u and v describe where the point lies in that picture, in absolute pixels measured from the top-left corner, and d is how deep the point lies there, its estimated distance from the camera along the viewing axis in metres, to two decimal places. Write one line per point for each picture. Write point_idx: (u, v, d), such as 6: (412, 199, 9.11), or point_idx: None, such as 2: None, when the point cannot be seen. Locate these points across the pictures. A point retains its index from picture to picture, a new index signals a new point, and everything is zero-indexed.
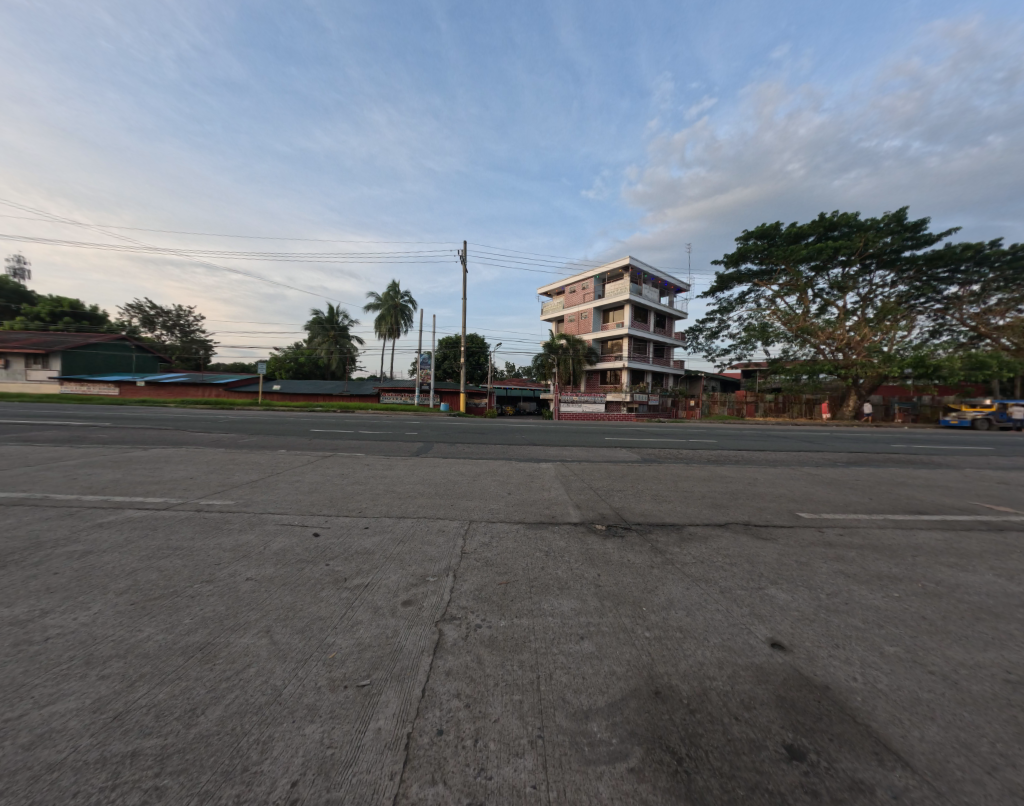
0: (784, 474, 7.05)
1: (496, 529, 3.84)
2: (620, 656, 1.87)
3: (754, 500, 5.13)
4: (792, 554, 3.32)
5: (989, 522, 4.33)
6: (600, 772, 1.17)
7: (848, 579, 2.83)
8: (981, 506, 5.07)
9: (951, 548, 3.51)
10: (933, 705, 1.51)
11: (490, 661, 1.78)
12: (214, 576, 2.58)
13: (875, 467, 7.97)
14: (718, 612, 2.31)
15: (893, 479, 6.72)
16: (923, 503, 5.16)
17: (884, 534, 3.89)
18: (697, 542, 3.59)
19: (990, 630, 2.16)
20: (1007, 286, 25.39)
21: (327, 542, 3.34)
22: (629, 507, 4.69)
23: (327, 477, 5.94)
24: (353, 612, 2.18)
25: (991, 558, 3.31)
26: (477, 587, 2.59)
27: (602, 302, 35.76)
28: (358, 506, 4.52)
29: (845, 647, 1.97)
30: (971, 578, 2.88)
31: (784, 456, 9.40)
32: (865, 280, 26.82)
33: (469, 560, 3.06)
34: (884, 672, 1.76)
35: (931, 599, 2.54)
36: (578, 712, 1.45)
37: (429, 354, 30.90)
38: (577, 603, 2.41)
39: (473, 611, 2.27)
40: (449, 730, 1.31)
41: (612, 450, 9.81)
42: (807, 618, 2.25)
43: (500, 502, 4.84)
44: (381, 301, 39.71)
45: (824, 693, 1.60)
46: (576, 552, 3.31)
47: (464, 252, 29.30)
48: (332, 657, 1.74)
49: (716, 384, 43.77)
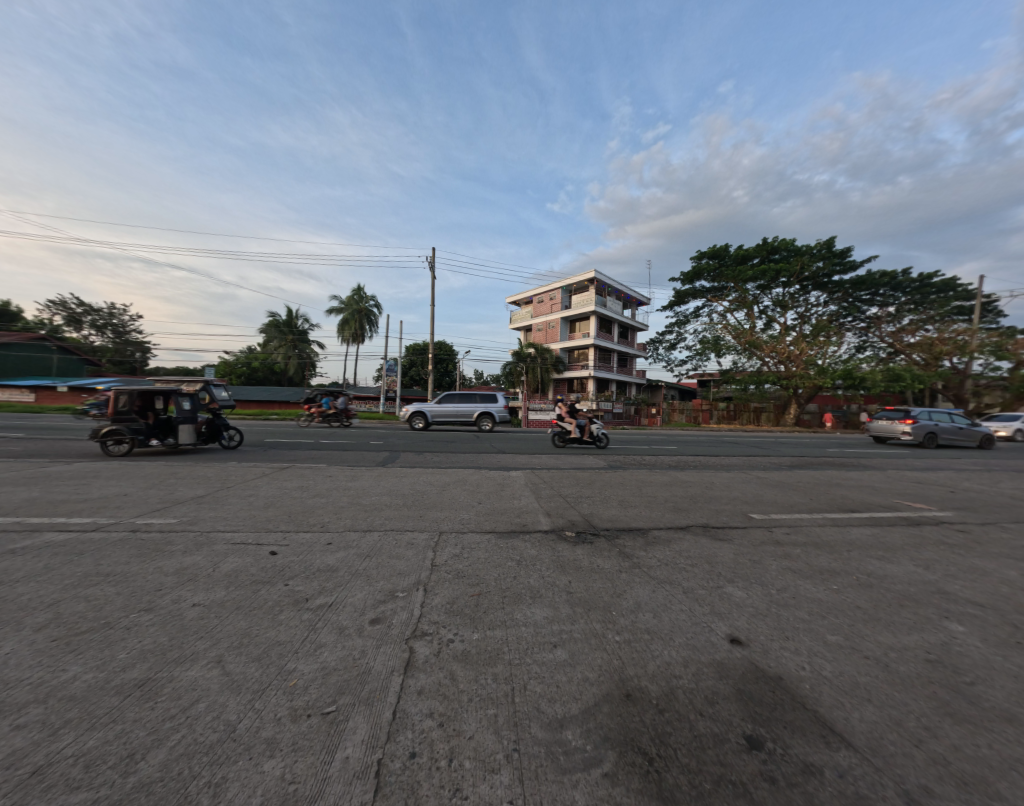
0: (738, 477, 7.60)
1: (467, 540, 3.77)
2: (592, 661, 1.90)
3: (712, 503, 5.45)
4: (745, 553, 3.56)
5: (908, 517, 4.94)
6: (576, 780, 1.18)
7: (794, 575, 3.07)
8: (902, 503, 5.74)
9: (878, 542, 3.93)
10: (868, 687, 1.68)
11: (463, 677, 1.74)
12: (154, 604, 2.33)
13: (816, 469, 8.79)
14: (681, 613, 2.42)
15: (831, 480, 7.46)
16: (854, 502, 5.75)
17: (822, 531, 4.28)
18: (662, 545, 3.74)
19: (912, 614, 2.44)
20: (916, 309, 29.10)
21: (286, 561, 3.13)
22: (597, 513, 4.81)
23: (285, 491, 5.57)
24: (317, 634, 2.06)
25: (909, 549, 3.75)
26: (448, 601, 2.54)
27: (568, 313, 36.66)
28: (320, 521, 4.27)
29: (793, 638, 2.14)
30: (895, 568, 3.25)
31: (738, 460, 10.17)
32: (802, 300, 29.54)
33: (439, 573, 2.99)
34: (827, 659, 1.92)
35: (864, 590, 2.82)
36: (552, 721, 1.46)
37: (396, 361, 30.22)
38: (549, 611, 2.43)
39: (445, 626, 2.22)
40: (422, 752, 1.27)
41: (580, 457, 10.02)
42: (761, 613, 2.42)
43: (470, 512, 4.78)
44: (345, 305, 38.37)
45: (777, 683, 1.72)
46: (548, 560, 3.33)
47: (430, 259, 29.10)
48: (293, 686, 1.62)
49: (674, 393, 46.15)
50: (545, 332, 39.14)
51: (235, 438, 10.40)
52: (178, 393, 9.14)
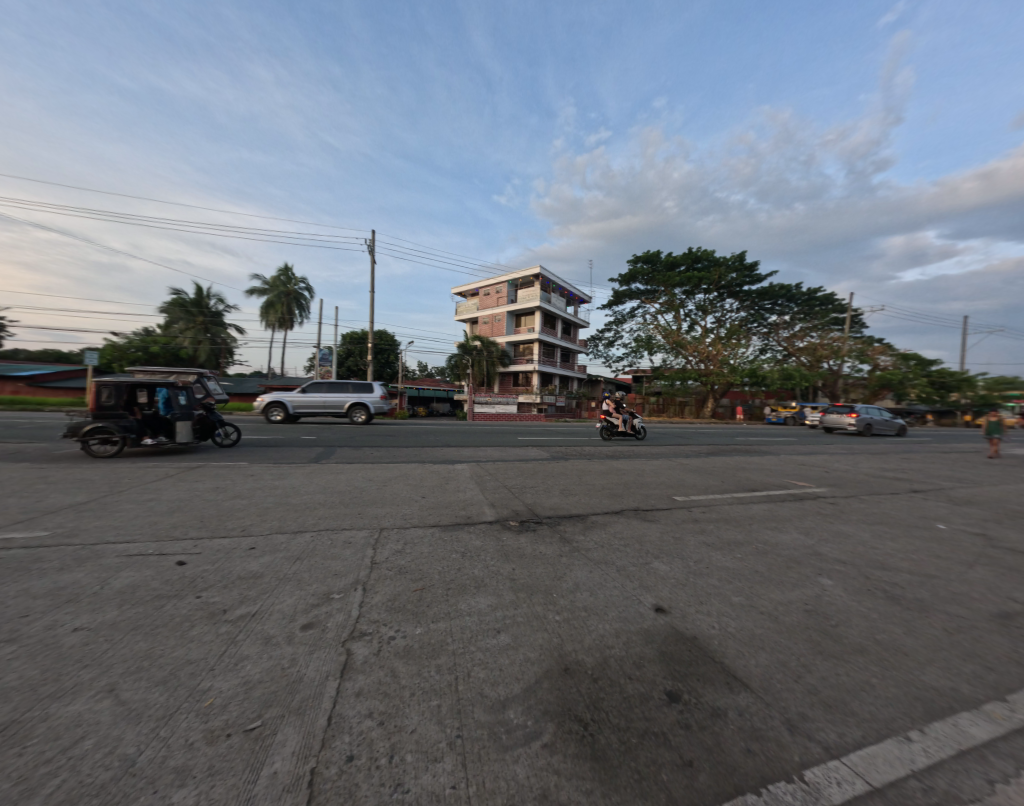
0: (664, 463, 8.41)
1: (409, 535, 3.67)
2: (534, 642, 1.99)
3: (642, 487, 5.97)
4: (670, 530, 3.97)
5: (793, 493, 5.91)
6: (518, 754, 1.24)
7: (708, 547, 3.51)
8: (790, 481, 6.84)
9: (771, 515, 4.65)
10: (761, 637, 2.00)
11: (405, 673, 1.71)
12: (15, 633, 1.90)
13: (726, 455, 10.07)
14: (614, 588, 2.63)
15: (738, 464, 8.60)
16: (755, 482, 6.70)
17: (730, 508, 4.94)
18: (599, 528, 4.01)
19: (795, 573, 2.94)
20: (804, 319, 34.37)
21: (198, 571, 2.76)
22: (540, 502, 4.99)
23: (196, 493, 4.90)
24: (237, 648, 1.86)
25: (793, 519, 4.50)
26: (389, 598, 2.45)
27: (514, 307, 36.96)
28: (241, 524, 3.83)
29: (706, 602, 2.45)
30: (783, 536, 3.87)
31: (665, 449, 11.23)
32: (719, 306, 33.22)
33: (379, 571, 2.87)
34: (732, 617, 2.24)
35: (761, 555, 3.32)
36: (495, 703, 1.50)
37: (330, 350, 27.98)
38: (493, 599, 2.47)
39: (386, 624, 2.15)
40: (360, 754, 1.22)
41: (524, 449, 10.27)
42: (681, 583, 2.73)
43: (414, 506, 4.66)
44: (269, 286, 34.39)
45: (693, 643, 1.96)
46: (492, 549, 3.38)
47: (369, 242, 27.16)
48: (208, 706, 1.45)
49: (611, 387, 49.29)
50: (492, 325, 39.09)
51: (230, 436, 9.57)
52: (169, 387, 8.06)
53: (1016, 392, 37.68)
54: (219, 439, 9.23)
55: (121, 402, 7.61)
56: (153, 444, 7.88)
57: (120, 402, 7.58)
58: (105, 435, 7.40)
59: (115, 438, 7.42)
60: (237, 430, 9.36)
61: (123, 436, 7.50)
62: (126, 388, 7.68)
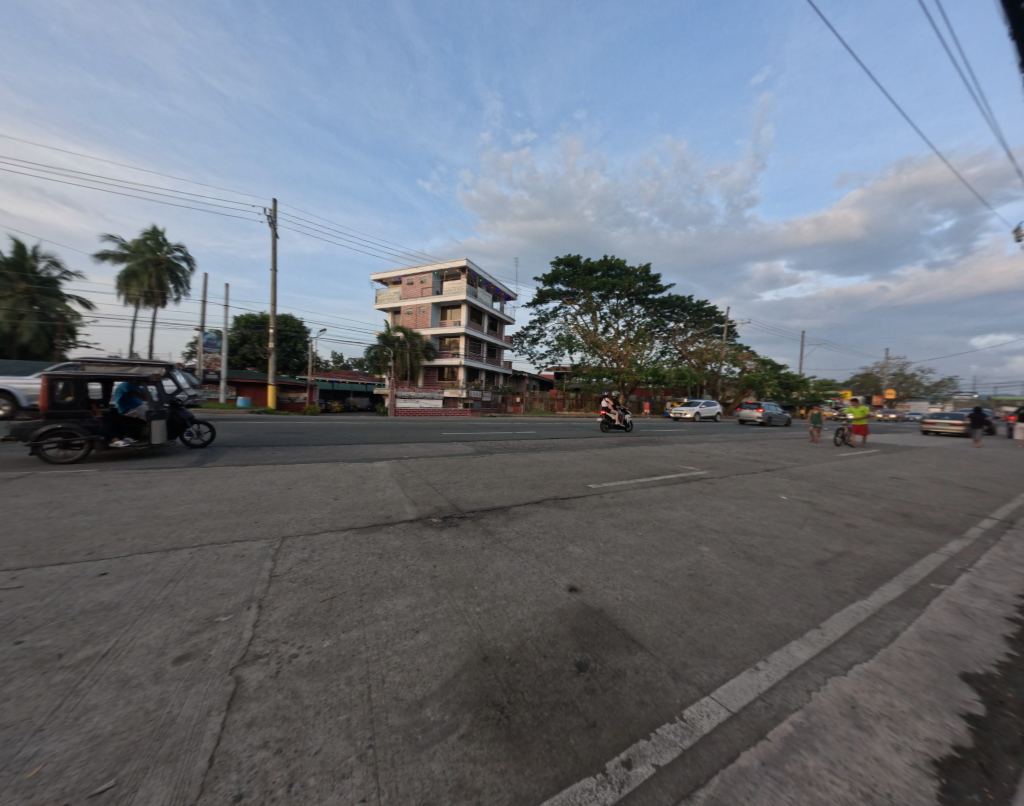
0: (581, 454, 9.09)
1: (318, 541, 3.34)
2: (453, 636, 1.98)
3: (561, 477, 6.37)
4: (584, 515, 4.32)
5: (683, 475, 6.91)
6: (433, 751, 1.22)
7: (615, 528, 3.91)
8: (681, 466, 7.99)
9: (666, 495, 5.38)
10: (655, 602, 2.31)
11: (309, 691, 1.55)
12: None
13: (632, 445, 11.30)
14: (533, 575, 2.76)
15: (641, 452, 9.73)
16: (654, 467, 7.66)
17: (634, 491, 5.57)
18: (520, 518, 4.16)
19: (682, 544, 3.45)
20: (694, 327, 40.10)
21: (14, 611, 2.12)
22: (464, 496, 4.98)
23: (14, 512, 3.76)
24: (76, 699, 1.48)
25: (682, 498, 5.27)
26: (291, 612, 2.20)
27: (440, 299, 35.94)
28: (87, 547, 3.06)
29: (611, 576, 2.73)
30: (674, 513, 4.51)
31: (582, 441, 12.11)
32: (629, 312, 36.84)
33: (280, 583, 2.56)
34: (633, 587, 2.54)
35: (657, 531, 3.82)
36: (411, 705, 1.46)
37: (218, 334, 23.82)
38: (412, 599, 2.40)
39: (287, 641, 1.92)
40: (251, 791, 1.07)
41: (449, 444, 10.12)
42: (592, 562, 3.00)
43: (325, 509, 4.26)
44: (129, 251, 27.76)
45: (600, 615, 2.17)
46: (413, 548, 3.27)
47: (270, 212, 23.66)
48: (27, 779, 1.12)
49: (535, 383, 51.33)
50: (416, 316, 37.42)
51: (204, 435, 8.51)
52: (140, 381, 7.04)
53: (830, 391, 49.56)
54: (191, 438, 8.19)
55: (81, 399, 6.49)
56: (125, 446, 6.85)
57: (77, 398, 6.45)
58: (63, 438, 6.30)
59: (79, 440, 6.34)
60: (212, 427, 8.42)
61: (88, 437, 6.41)
62: (85, 383, 6.57)
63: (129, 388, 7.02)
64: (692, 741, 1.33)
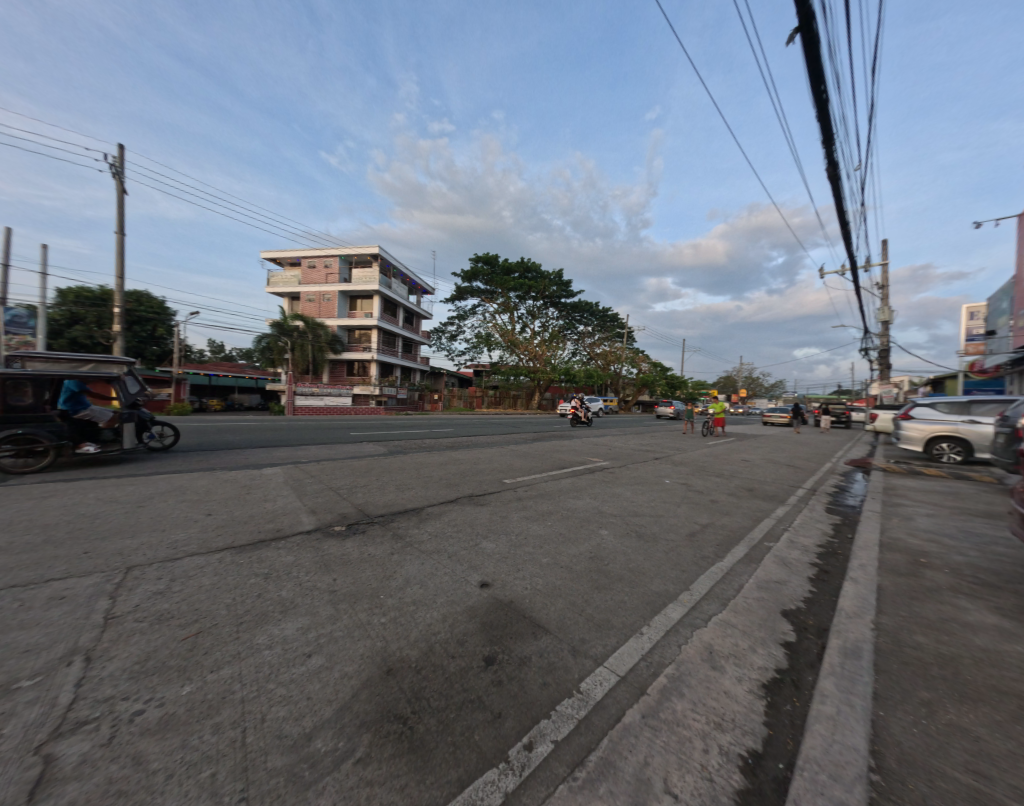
0: (497, 450, 9.27)
1: (181, 568, 2.75)
2: (353, 654, 1.81)
3: (477, 474, 6.40)
4: (498, 511, 4.40)
5: (588, 466, 7.55)
6: (322, 786, 1.09)
7: (527, 520, 4.06)
8: (587, 458, 8.72)
9: (573, 486, 5.80)
10: (559, 587, 2.46)
11: (155, 755, 1.25)
12: None
13: (546, 440, 11.94)
14: (444, 576, 2.70)
15: (553, 446, 10.35)
16: (564, 460, 8.21)
17: (545, 484, 5.89)
18: (433, 519, 4.04)
19: (585, 530, 3.76)
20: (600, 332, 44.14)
21: None
22: (372, 501, 4.63)
23: None
24: None
25: (587, 487, 5.76)
26: (135, 660, 1.76)
27: (349, 287, 32.89)
28: None
29: (522, 568, 2.82)
30: (579, 502, 4.90)
31: (499, 437, 12.35)
32: (544, 313, 38.79)
33: (121, 626, 2.03)
34: (541, 575, 2.67)
35: (564, 520, 4.09)
36: (297, 740, 1.28)
37: (26, 309, 17.90)
38: (306, 620, 2.13)
39: (126, 697, 1.52)
40: None
41: (357, 445, 9.32)
42: (504, 556, 3.06)
43: (193, 528, 3.53)
44: None
45: (509, 606, 2.22)
46: (308, 563, 2.91)
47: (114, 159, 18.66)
48: None
49: (454, 380, 50.63)
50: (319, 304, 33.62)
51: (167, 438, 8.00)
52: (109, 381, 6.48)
53: (703, 390, 59.58)
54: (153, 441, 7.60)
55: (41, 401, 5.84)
56: (94, 451, 6.16)
57: (35, 399, 5.82)
58: (22, 444, 5.59)
59: (43, 446, 5.68)
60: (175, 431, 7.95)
61: (53, 442, 5.78)
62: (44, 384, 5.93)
63: (84, 387, 6.30)
64: (587, 710, 1.44)
